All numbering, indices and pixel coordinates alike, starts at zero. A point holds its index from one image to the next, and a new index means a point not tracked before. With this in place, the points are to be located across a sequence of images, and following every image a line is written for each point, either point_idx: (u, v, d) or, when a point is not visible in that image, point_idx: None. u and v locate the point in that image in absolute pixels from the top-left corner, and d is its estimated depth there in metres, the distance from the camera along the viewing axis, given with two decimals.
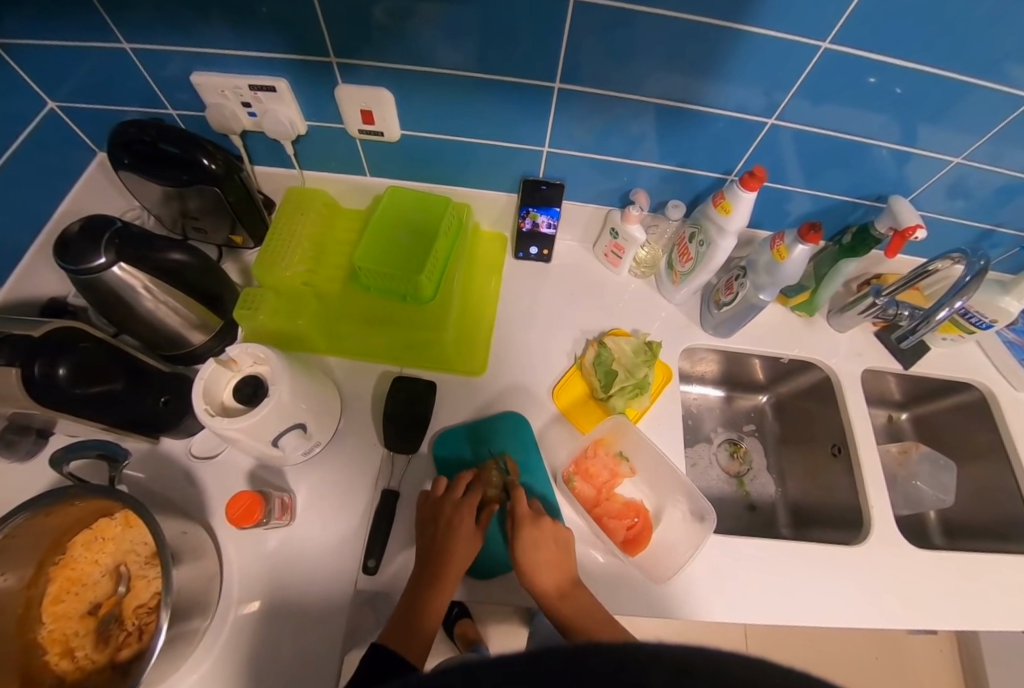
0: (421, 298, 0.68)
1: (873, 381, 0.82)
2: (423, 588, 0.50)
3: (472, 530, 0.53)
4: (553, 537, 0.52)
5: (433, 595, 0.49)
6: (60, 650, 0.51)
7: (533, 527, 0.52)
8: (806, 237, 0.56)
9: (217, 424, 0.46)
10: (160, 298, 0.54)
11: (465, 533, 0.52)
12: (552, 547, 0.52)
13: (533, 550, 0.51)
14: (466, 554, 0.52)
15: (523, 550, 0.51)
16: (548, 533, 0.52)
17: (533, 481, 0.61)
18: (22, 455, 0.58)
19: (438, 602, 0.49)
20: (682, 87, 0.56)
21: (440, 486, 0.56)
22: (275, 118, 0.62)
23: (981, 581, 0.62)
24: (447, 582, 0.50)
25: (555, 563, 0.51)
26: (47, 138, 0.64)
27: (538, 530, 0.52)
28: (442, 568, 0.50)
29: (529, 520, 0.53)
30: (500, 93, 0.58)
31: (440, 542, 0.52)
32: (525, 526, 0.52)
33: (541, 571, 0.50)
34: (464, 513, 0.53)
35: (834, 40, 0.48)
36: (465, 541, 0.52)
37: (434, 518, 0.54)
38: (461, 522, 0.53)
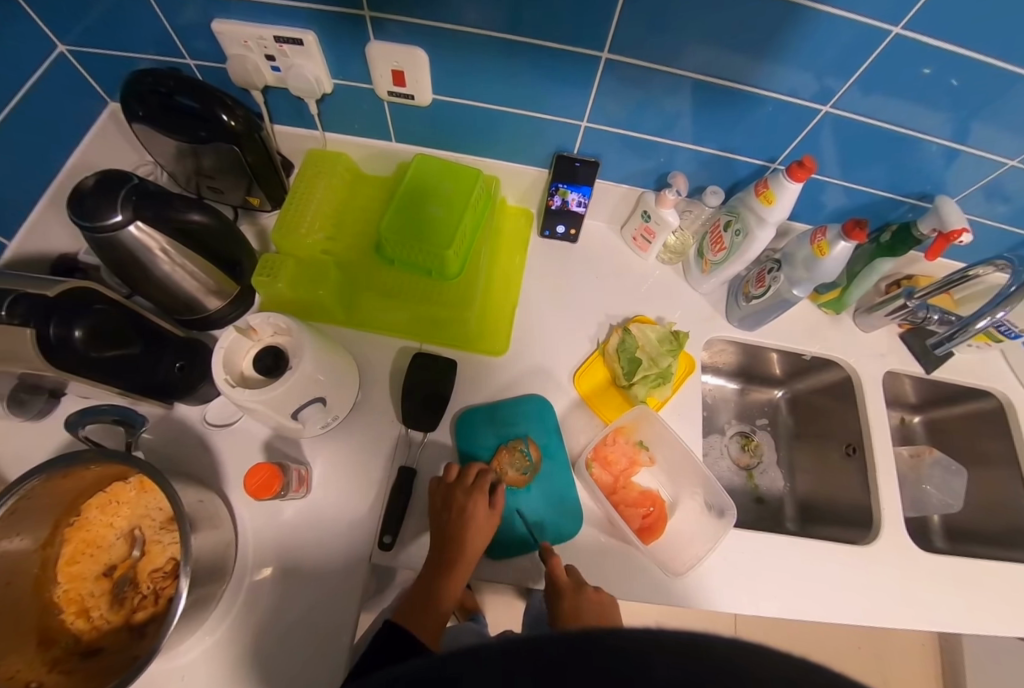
0: (446, 274, 0.66)
1: (891, 382, 0.81)
2: (438, 572, 0.50)
3: (486, 514, 0.52)
4: (598, 604, 0.49)
5: (451, 579, 0.49)
6: (76, 610, 0.52)
7: (575, 596, 0.49)
8: (851, 234, 0.55)
9: (236, 396, 0.45)
10: (177, 261, 0.52)
11: (479, 519, 0.52)
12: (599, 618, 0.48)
13: (577, 623, 0.47)
14: (482, 538, 0.52)
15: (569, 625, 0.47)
16: (595, 605, 0.49)
17: (554, 465, 0.61)
18: (35, 414, 0.57)
19: (455, 585, 0.50)
20: (736, 67, 0.53)
21: (451, 472, 0.55)
22: (300, 74, 0.58)
23: (981, 585, 0.63)
24: (463, 567, 0.50)
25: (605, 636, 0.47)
26: (58, 84, 0.60)
27: (580, 598, 0.49)
28: (459, 555, 0.50)
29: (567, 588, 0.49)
30: (541, 61, 0.55)
31: (454, 530, 0.51)
32: (565, 597, 0.49)
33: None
34: (477, 501, 0.52)
35: (906, 26, 0.45)
36: (481, 527, 0.52)
37: (446, 504, 0.53)
38: (475, 509, 0.52)
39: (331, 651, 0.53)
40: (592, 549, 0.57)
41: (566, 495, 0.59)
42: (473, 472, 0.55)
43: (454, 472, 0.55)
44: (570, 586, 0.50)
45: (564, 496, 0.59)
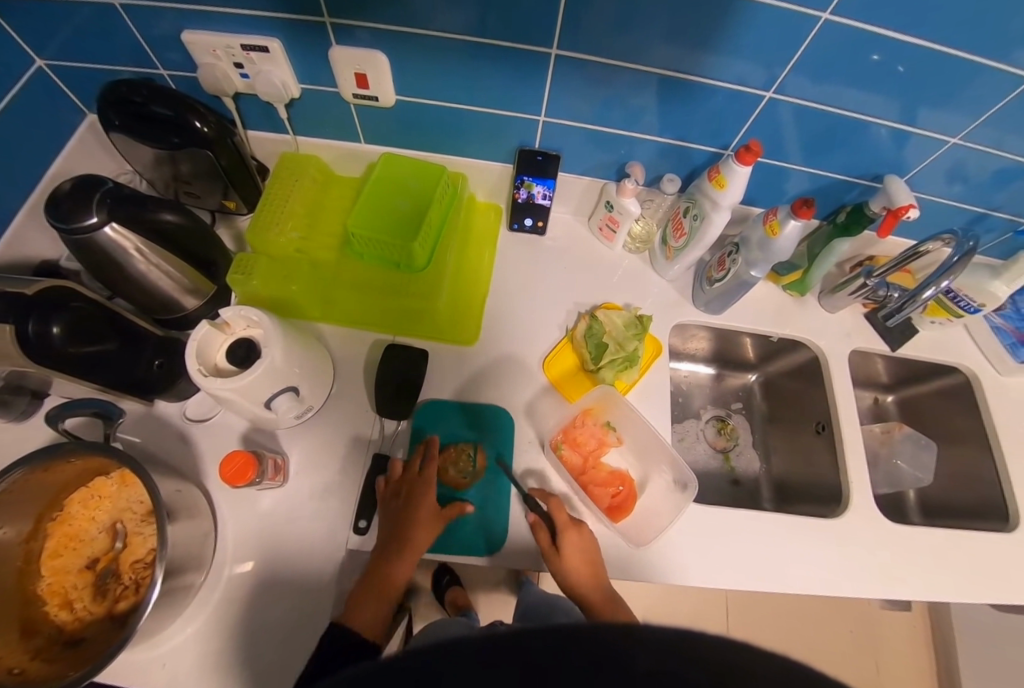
0: (414, 266, 0.67)
1: (861, 362, 0.83)
2: (382, 564, 0.51)
3: (432, 513, 0.54)
4: (590, 543, 0.54)
5: (393, 572, 0.51)
6: (60, 602, 0.53)
7: (573, 534, 0.54)
8: (799, 213, 0.57)
9: (210, 384, 0.47)
10: (153, 261, 0.54)
11: (426, 512, 0.54)
12: (589, 555, 0.53)
13: (572, 556, 0.52)
14: (427, 534, 0.53)
15: (567, 558, 0.52)
16: (587, 544, 0.54)
17: (495, 479, 0.61)
18: (18, 415, 0.59)
19: (401, 576, 0.51)
20: (681, 59, 0.55)
21: (397, 467, 0.57)
22: (267, 79, 0.61)
23: (950, 554, 0.65)
24: (411, 557, 0.52)
25: (593, 570, 0.53)
26: (36, 97, 0.63)
27: (577, 535, 0.54)
28: (406, 547, 0.52)
29: (568, 529, 0.54)
30: (498, 60, 0.57)
31: (402, 520, 0.53)
32: (566, 535, 0.53)
33: (584, 578, 0.52)
34: (426, 488, 0.55)
35: (834, 11, 0.47)
36: (426, 524, 0.53)
37: (395, 498, 0.55)
38: (423, 498, 0.54)
39: (310, 636, 0.54)
40: None
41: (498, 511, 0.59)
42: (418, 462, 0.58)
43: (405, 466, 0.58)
44: (571, 526, 0.54)
45: (496, 514, 0.59)
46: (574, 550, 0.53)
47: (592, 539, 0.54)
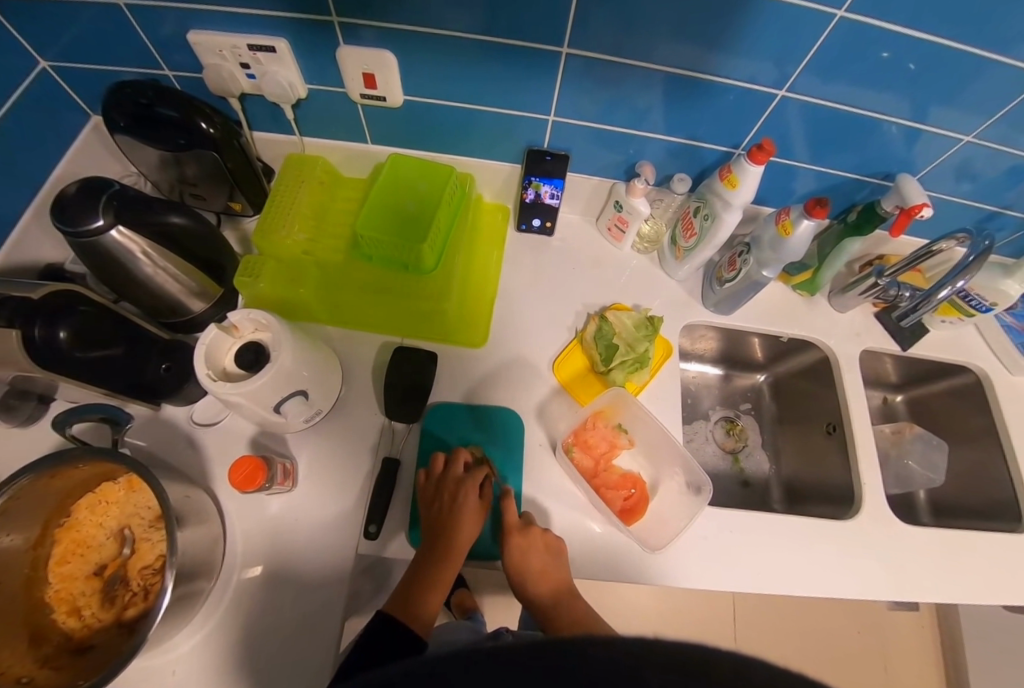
0: (422, 268, 0.68)
1: (870, 362, 0.82)
2: (427, 562, 0.51)
3: (477, 506, 0.54)
4: (543, 541, 0.52)
5: (439, 569, 0.50)
6: (67, 609, 0.53)
7: (522, 536, 0.52)
8: (812, 212, 0.56)
9: (218, 390, 0.47)
10: (160, 263, 0.54)
11: (470, 508, 0.53)
12: (543, 552, 0.52)
13: (522, 559, 0.51)
14: (471, 531, 0.53)
15: (518, 561, 0.51)
16: (539, 542, 0.52)
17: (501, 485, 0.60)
18: (23, 420, 0.58)
19: (445, 576, 0.50)
20: (692, 57, 0.55)
21: (439, 462, 0.56)
22: (275, 80, 0.60)
23: (962, 556, 0.64)
24: (456, 555, 0.51)
25: (547, 571, 0.51)
26: (39, 98, 0.62)
27: (527, 536, 0.52)
28: (450, 545, 0.51)
29: (517, 530, 0.52)
30: (505, 59, 0.57)
31: (445, 518, 0.53)
32: (513, 538, 0.52)
33: (538, 577, 0.51)
34: (469, 488, 0.54)
35: (849, 9, 0.47)
36: (471, 518, 0.53)
37: (436, 497, 0.54)
38: (466, 497, 0.54)
39: (320, 642, 0.54)
40: (574, 533, 0.58)
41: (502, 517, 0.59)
42: (461, 462, 0.57)
43: (449, 462, 0.57)
44: (520, 527, 0.53)
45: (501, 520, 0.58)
46: (525, 551, 0.51)
47: (548, 536, 0.53)
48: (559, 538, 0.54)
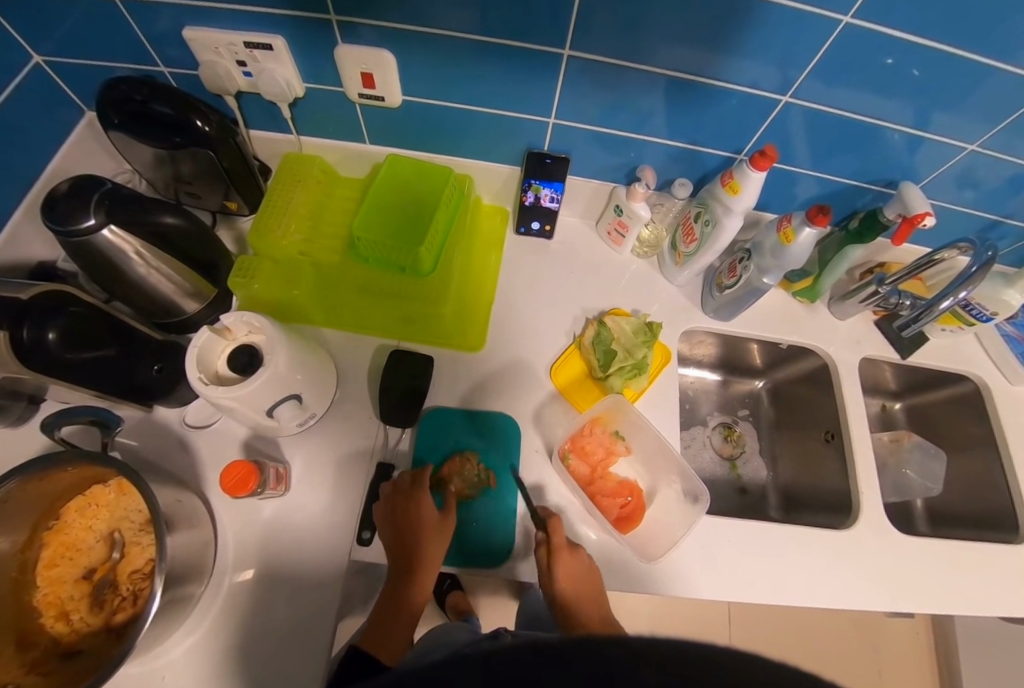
0: (420, 271, 0.66)
1: (868, 369, 0.81)
2: (396, 586, 0.50)
3: (435, 520, 0.53)
4: (588, 566, 0.52)
5: (410, 588, 0.50)
6: (55, 613, 0.52)
7: (571, 556, 0.51)
8: (815, 220, 0.56)
9: (210, 394, 0.46)
10: (153, 264, 0.53)
11: (428, 523, 0.52)
12: (586, 577, 0.51)
13: (572, 579, 0.50)
14: (435, 545, 0.52)
15: (567, 583, 0.50)
16: (585, 567, 0.52)
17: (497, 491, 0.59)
18: (14, 420, 0.58)
19: (417, 592, 0.50)
20: (695, 61, 0.54)
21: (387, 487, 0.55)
22: (272, 78, 0.59)
23: (958, 566, 0.64)
24: (425, 571, 0.50)
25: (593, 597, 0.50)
26: (32, 94, 0.61)
27: (575, 559, 0.51)
28: (415, 562, 0.50)
29: (566, 551, 0.52)
30: (506, 59, 0.56)
31: (405, 538, 0.52)
32: (563, 557, 0.51)
33: (582, 603, 0.49)
34: (423, 503, 0.53)
35: (855, 15, 0.46)
36: (431, 532, 0.52)
37: (392, 517, 0.53)
38: (422, 513, 0.53)
39: (311, 648, 0.53)
40: (569, 541, 0.57)
41: (498, 524, 0.58)
42: (409, 477, 0.56)
43: (397, 482, 0.55)
44: (568, 548, 0.52)
45: (497, 527, 0.58)
46: (575, 571, 0.50)
47: (591, 563, 0.53)
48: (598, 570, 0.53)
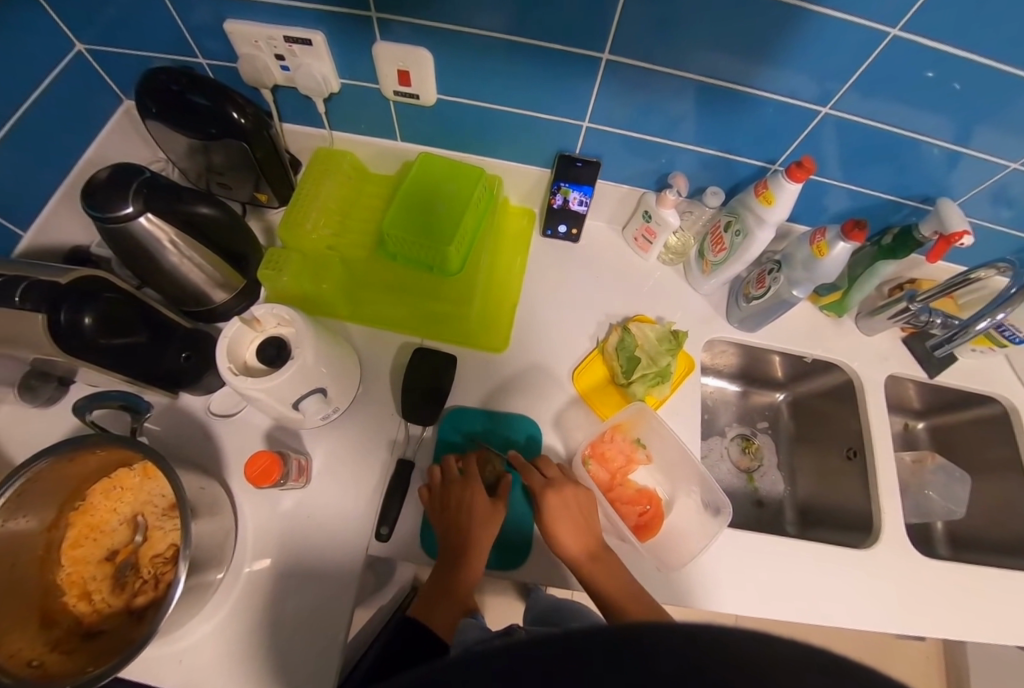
0: (447, 271, 0.68)
1: (893, 387, 0.80)
2: (449, 569, 0.52)
3: (487, 507, 0.54)
4: (574, 500, 0.54)
5: (460, 573, 0.51)
6: (78, 593, 0.53)
7: (554, 493, 0.54)
8: (850, 235, 0.55)
9: (240, 383, 0.47)
10: (186, 253, 0.53)
11: (480, 510, 0.54)
12: (575, 509, 0.54)
13: (556, 516, 0.53)
14: (486, 531, 0.53)
15: (550, 515, 0.53)
16: (570, 499, 0.54)
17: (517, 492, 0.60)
18: (43, 401, 0.59)
19: (469, 577, 0.51)
20: (735, 69, 0.53)
21: (434, 475, 0.55)
22: (308, 73, 0.60)
23: (981, 592, 0.62)
24: (476, 557, 0.52)
25: (579, 528, 0.53)
26: (73, 81, 0.62)
27: (561, 493, 0.54)
28: (467, 549, 0.52)
29: (550, 488, 0.54)
30: (542, 61, 0.56)
31: (457, 525, 0.53)
32: (545, 496, 0.54)
33: (566, 532, 0.52)
34: (474, 492, 0.54)
35: (903, 28, 0.45)
36: (483, 519, 0.54)
37: (444, 504, 0.54)
38: (473, 501, 0.54)
39: (327, 641, 0.53)
40: None
41: (515, 526, 0.58)
42: (456, 467, 0.57)
43: (445, 471, 0.56)
44: (550, 485, 0.55)
45: (514, 528, 0.58)
46: (556, 510, 0.53)
47: (580, 493, 0.55)
48: (592, 496, 0.56)
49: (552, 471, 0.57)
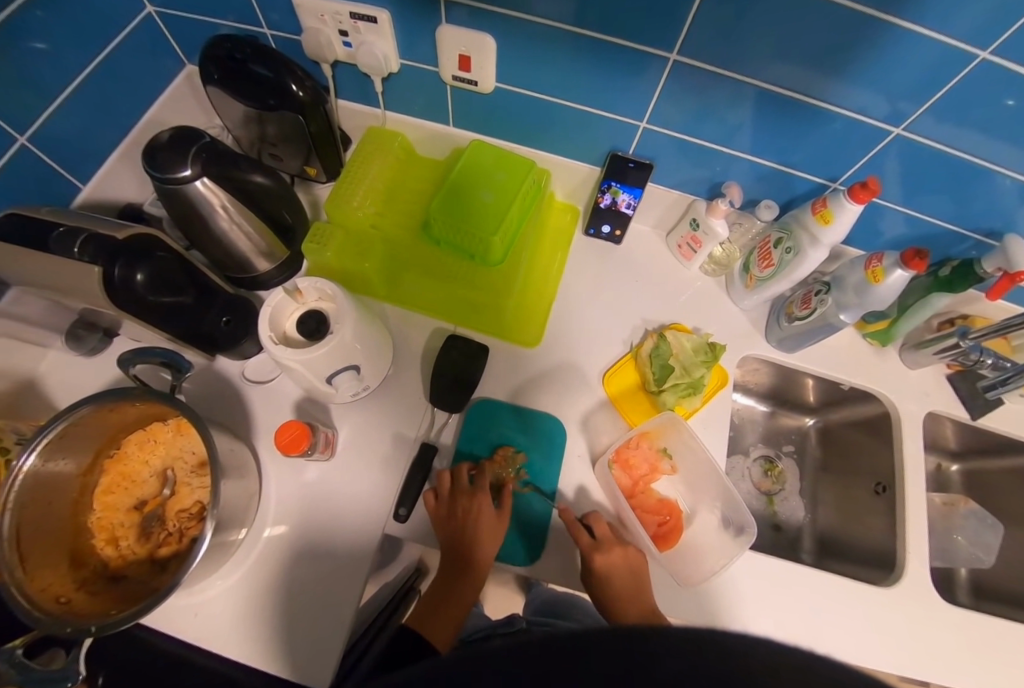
0: (489, 261, 0.68)
1: (932, 425, 0.77)
2: (450, 577, 0.53)
3: (492, 519, 0.54)
4: (624, 560, 0.52)
5: (461, 582, 0.52)
6: (106, 538, 0.55)
7: (603, 553, 0.52)
8: (909, 263, 0.52)
9: (277, 352, 0.47)
10: (235, 220, 0.54)
11: (485, 522, 0.54)
12: (623, 569, 0.52)
13: (607, 577, 0.51)
14: (491, 543, 0.54)
15: (601, 579, 0.51)
16: (620, 559, 0.52)
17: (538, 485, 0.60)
18: (89, 350, 0.61)
19: (467, 591, 0.52)
20: (806, 81, 0.51)
21: (445, 481, 0.56)
22: (370, 51, 0.60)
23: (1005, 648, 0.60)
24: (477, 569, 0.52)
25: (631, 587, 0.51)
26: (141, 42, 0.64)
27: (609, 553, 0.52)
28: (471, 560, 0.52)
29: (600, 548, 0.52)
30: (606, 56, 0.54)
31: (462, 535, 0.53)
32: (597, 555, 0.51)
33: (621, 596, 0.50)
34: (480, 503, 0.54)
35: (995, 51, 0.42)
36: (488, 531, 0.54)
37: (450, 513, 0.54)
38: (478, 511, 0.54)
39: (336, 614, 0.54)
40: None
41: (533, 522, 0.58)
42: (467, 475, 0.57)
43: (455, 477, 0.57)
44: (599, 545, 0.52)
45: (530, 524, 0.58)
46: (609, 571, 0.51)
47: (630, 553, 0.53)
48: (643, 555, 0.54)
49: (602, 529, 0.54)
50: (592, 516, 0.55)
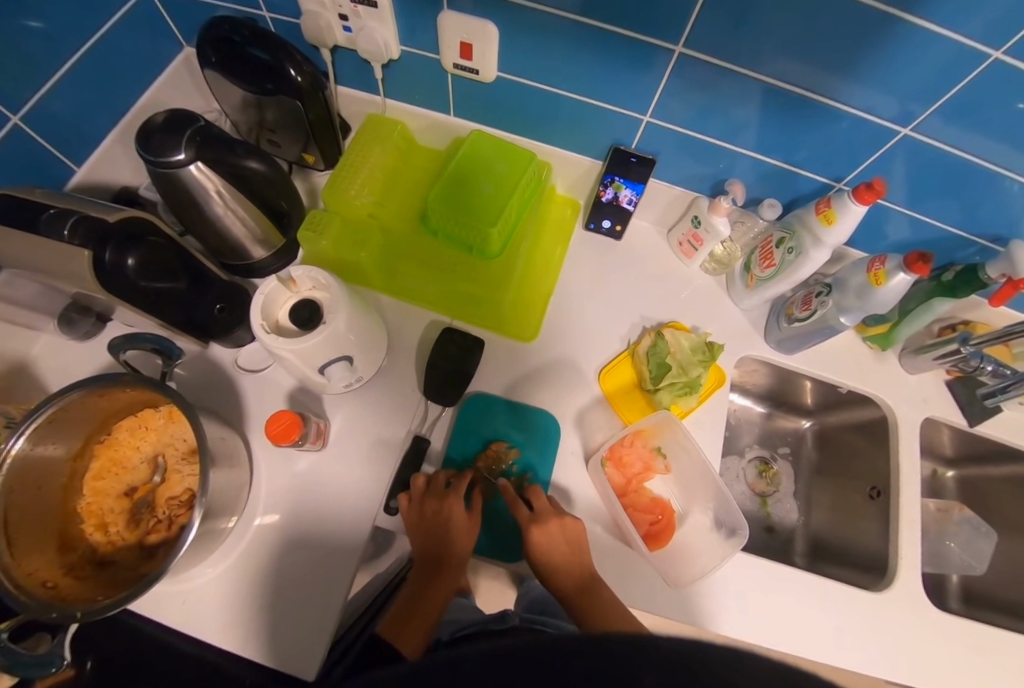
0: (487, 253, 0.67)
1: (928, 430, 0.77)
2: (424, 579, 0.52)
3: (465, 519, 0.54)
4: (562, 533, 0.52)
5: (435, 583, 0.52)
6: (95, 523, 0.54)
7: (540, 527, 0.51)
8: (912, 267, 0.51)
9: (269, 341, 0.47)
10: (230, 206, 0.53)
11: (459, 523, 0.54)
12: (563, 543, 0.51)
13: (546, 551, 0.51)
14: (464, 542, 0.54)
15: (539, 554, 0.51)
16: (557, 532, 0.52)
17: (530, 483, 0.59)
18: (80, 335, 0.60)
19: (440, 591, 0.52)
20: (814, 78, 0.50)
21: (418, 482, 0.55)
22: (370, 36, 0.59)
23: (994, 657, 0.60)
24: (451, 569, 0.53)
25: (570, 558, 0.51)
26: (138, 23, 0.63)
27: (545, 527, 0.52)
28: (445, 560, 0.53)
29: (535, 521, 0.52)
30: (610, 47, 0.53)
31: (437, 535, 0.53)
32: (534, 529, 0.51)
33: (558, 567, 0.51)
34: (454, 503, 0.54)
35: (1009, 51, 0.41)
36: (461, 530, 0.54)
37: (422, 514, 0.54)
38: (453, 512, 0.54)
39: (325, 605, 0.54)
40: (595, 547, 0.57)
41: None
42: (443, 478, 0.57)
43: (430, 480, 0.56)
44: (536, 519, 0.52)
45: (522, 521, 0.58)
46: (547, 545, 0.51)
47: (568, 525, 0.52)
48: (583, 526, 0.53)
49: (540, 502, 0.54)
50: (534, 490, 0.55)
